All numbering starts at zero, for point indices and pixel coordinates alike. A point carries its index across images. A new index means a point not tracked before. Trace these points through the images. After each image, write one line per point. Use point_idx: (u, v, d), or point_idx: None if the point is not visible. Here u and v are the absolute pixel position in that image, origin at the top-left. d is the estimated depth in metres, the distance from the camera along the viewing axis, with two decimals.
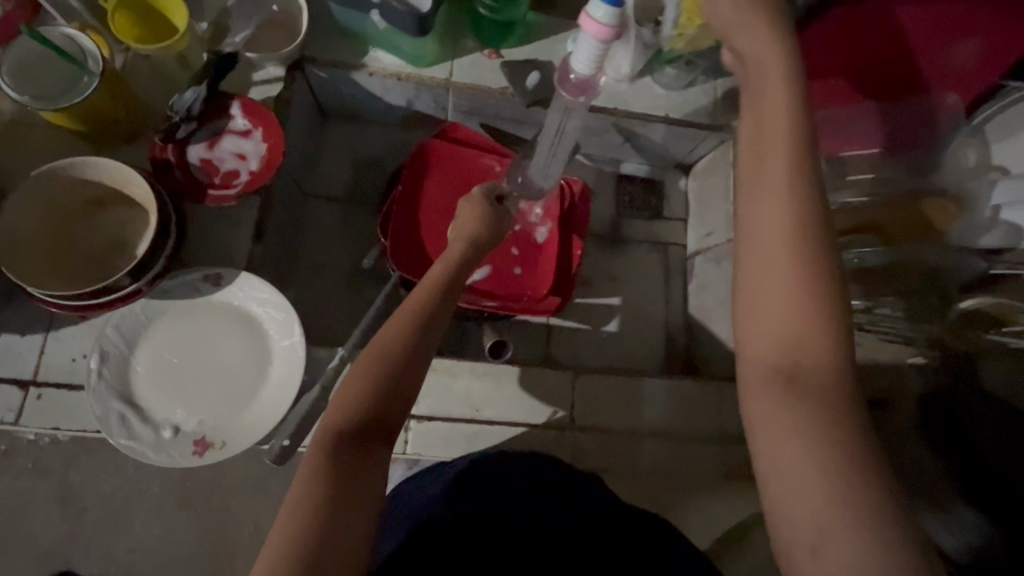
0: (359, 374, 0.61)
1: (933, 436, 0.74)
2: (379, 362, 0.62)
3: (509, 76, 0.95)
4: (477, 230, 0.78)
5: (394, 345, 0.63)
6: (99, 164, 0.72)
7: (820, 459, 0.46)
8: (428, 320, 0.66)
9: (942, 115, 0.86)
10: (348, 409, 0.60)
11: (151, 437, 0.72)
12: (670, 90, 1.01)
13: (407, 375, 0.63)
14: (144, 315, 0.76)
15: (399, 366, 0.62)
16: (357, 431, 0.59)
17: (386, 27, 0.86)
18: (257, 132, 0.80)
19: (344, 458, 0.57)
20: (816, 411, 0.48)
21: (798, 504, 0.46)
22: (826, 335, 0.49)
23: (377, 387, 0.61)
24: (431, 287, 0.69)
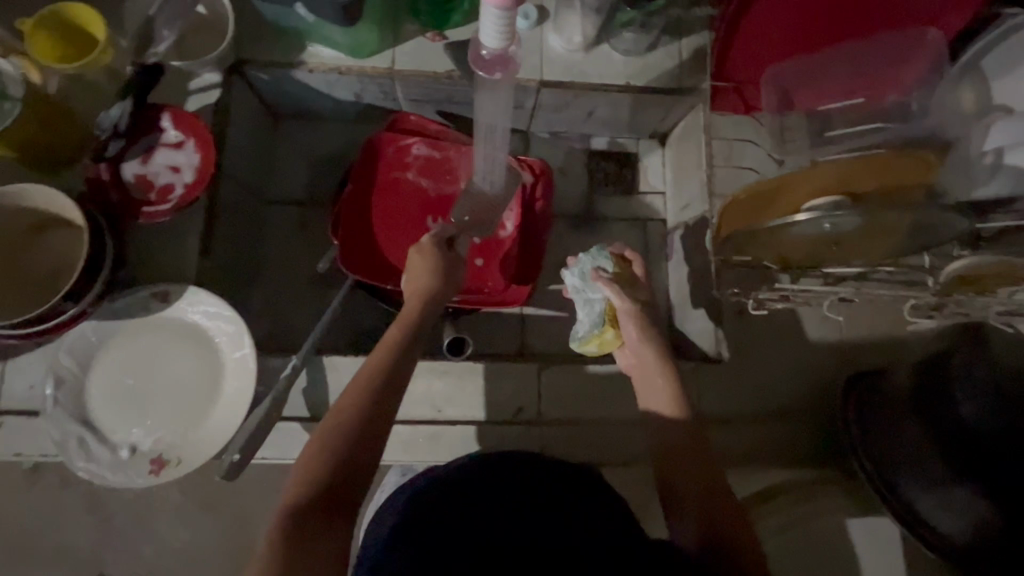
0: (317, 443, 0.60)
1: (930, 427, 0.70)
2: (337, 428, 0.61)
3: (454, 58, 0.89)
4: (429, 280, 0.75)
5: (354, 407, 0.62)
6: (32, 191, 0.71)
7: (690, 462, 0.69)
8: (389, 379, 0.65)
9: (926, 53, 0.78)
10: (308, 477, 0.58)
11: (110, 458, 0.73)
12: (630, 55, 0.93)
13: (365, 437, 0.61)
14: (96, 338, 0.76)
15: (359, 428, 0.61)
16: (319, 497, 0.57)
17: (315, 19, 0.81)
18: (190, 143, 0.78)
19: (306, 524, 0.55)
20: (683, 445, 0.70)
21: (686, 498, 0.67)
22: (671, 379, 0.76)
23: (336, 451, 0.60)
24: (392, 340, 0.68)
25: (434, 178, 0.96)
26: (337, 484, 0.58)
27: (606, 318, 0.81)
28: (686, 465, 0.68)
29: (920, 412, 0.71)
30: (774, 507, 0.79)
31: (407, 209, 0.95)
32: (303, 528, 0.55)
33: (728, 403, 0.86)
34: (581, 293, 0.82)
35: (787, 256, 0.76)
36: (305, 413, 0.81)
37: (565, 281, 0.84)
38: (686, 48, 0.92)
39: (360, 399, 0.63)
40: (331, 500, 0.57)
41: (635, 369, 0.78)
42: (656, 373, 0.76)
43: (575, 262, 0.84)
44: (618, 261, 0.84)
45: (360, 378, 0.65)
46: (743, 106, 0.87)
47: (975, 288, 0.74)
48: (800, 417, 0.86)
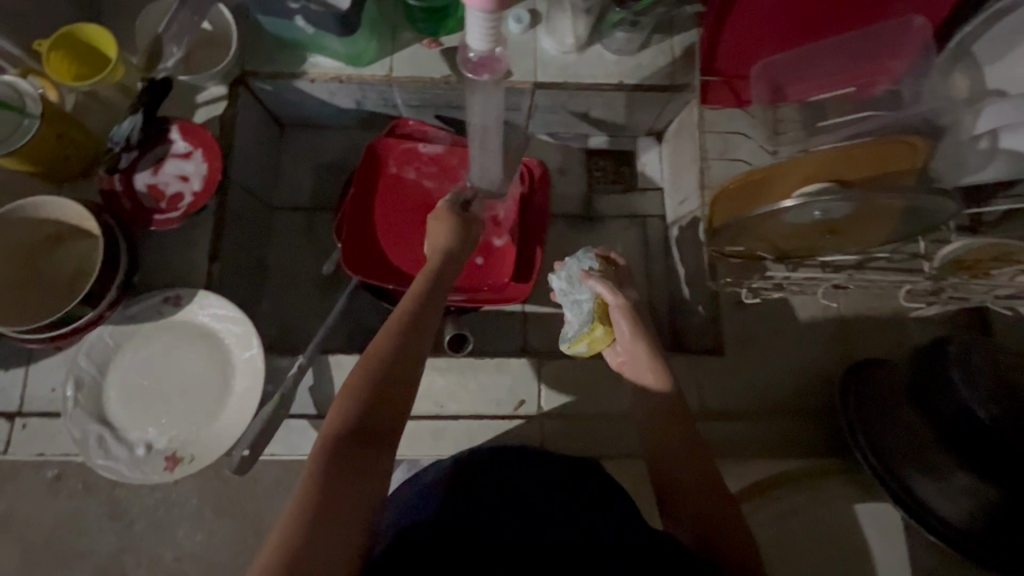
0: (361, 371, 0.62)
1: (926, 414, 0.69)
2: (379, 360, 0.63)
3: (450, 63, 0.92)
4: (450, 232, 0.77)
5: (393, 340, 0.64)
6: (52, 202, 0.75)
7: (686, 455, 0.69)
8: (421, 316, 0.67)
9: (912, 40, 0.78)
10: (349, 404, 0.60)
11: (127, 455, 0.76)
12: (622, 55, 0.95)
13: (400, 372, 0.62)
14: (112, 342, 0.79)
15: (400, 359, 0.63)
16: (360, 422, 0.59)
17: (315, 31, 0.84)
18: (197, 153, 0.82)
19: (347, 454, 0.57)
20: (679, 437, 0.71)
21: (684, 487, 0.68)
22: (656, 368, 0.76)
23: (378, 380, 0.61)
24: (421, 288, 0.70)
25: (432, 180, 0.99)
26: (380, 412, 0.60)
27: (594, 317, 0.80)
28: (683, 460, 0.69)
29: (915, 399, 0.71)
30: (769, 498, 0.78)
31: (407, 211, 0.97)
32: (346, 459, 0.56)
33: (726, 395, 0.87)
34: (569, 295, 0.84)
35: (780, 245, 0.77)
36: (312, 411, 0.83)
37: (553, 286, 0.86)
38: (673, 48, 0.95)
39: (399, 335, 0.64)
40: (373, 429, 0.59)
41: (626, 364, 0.79)
42: (647, 368, 0.77)
43: (562, 267, 0.87)
44: (602, 262, 0.85)
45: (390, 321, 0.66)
46: (735, 100, 0.91)
47: (973, 272, 0.75)
48: (797, 410, 0.86)
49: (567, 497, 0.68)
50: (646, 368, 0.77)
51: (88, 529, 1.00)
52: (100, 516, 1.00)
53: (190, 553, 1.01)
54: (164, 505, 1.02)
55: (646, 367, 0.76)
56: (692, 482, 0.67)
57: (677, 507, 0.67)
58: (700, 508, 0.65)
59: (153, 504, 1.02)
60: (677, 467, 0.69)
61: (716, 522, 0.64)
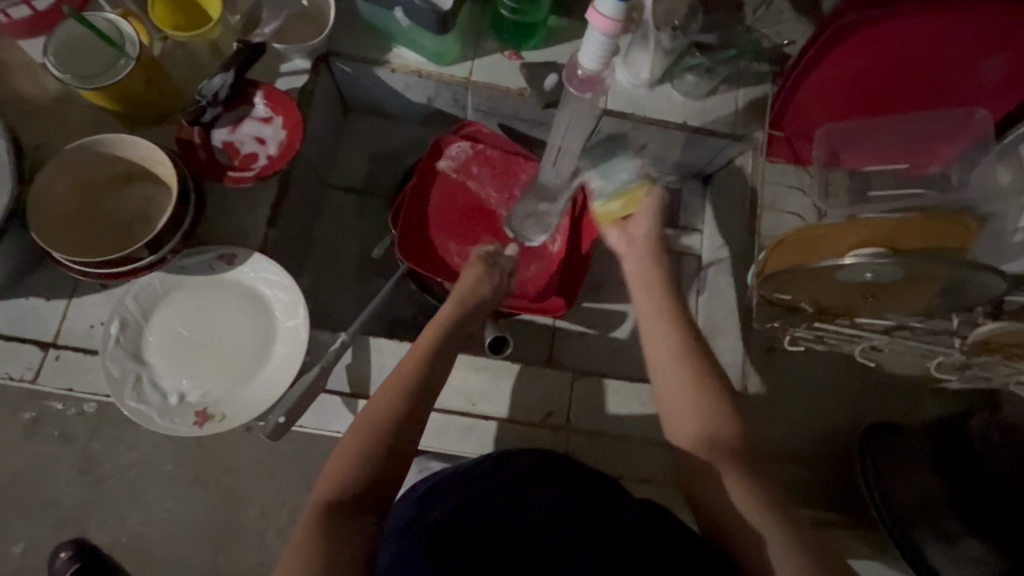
0: (362, 430, 0.64)
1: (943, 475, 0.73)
2: (371, 440, 0.63)
3: (528, 77, 0.94)
4: (479, 278, 0.83)
5: (389, 416, 0.65)
6: (127, 141, 0.76)
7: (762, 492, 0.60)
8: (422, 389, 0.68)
9: (969, 131, 0.83)
10: (339, 476, 0.62)
11: (159, 402, 0.76)
12: (690, 98, 0.98)
13: (406, 434, 0.65)
14: (161, 289, 0.79)
15: (394, 440, 0.64)
16: (351, 498, 0.60)
17: (410, 25, 0.87)
18: (277, 119, 0.83)
19: (339, 518, 0.58)
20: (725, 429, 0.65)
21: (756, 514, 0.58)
22: (702, 405, 0.66)
23: (370, 457, 0.62)
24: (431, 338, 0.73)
25: (491, 185, 1.01)
26: (373, 489, 0.62)
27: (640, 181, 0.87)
28: (709, 481, 0.62)
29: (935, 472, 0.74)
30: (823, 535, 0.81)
31: (460, 208, 1.00)
32: (337, 530, 0.57)
33: (748, 438, 0.88)
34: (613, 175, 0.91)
35: (822, 299, 0.81)
36: (345, 389, 0.83)
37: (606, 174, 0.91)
38: (744, 98, 0.97)
39: (397, 413, 0.66)
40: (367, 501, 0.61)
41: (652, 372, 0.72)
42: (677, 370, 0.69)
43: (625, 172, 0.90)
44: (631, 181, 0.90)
45: (399, 378, 0.69)
46: (792, 158, 0.95)
47: (998, 355, 0.76)
48: (815, 460, 0.89)
49: (604, 506, 0.67)
50: (680, 368, 0.69)
51: (70, 476, 0.99)
52: (76, 465, 0.99)
53: (167, 515, 1.01)
54: (151, 464, 1.01)
55: (675, 369, 0.69)
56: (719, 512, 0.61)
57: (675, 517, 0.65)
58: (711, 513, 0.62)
59: (128, 463, 1.01)
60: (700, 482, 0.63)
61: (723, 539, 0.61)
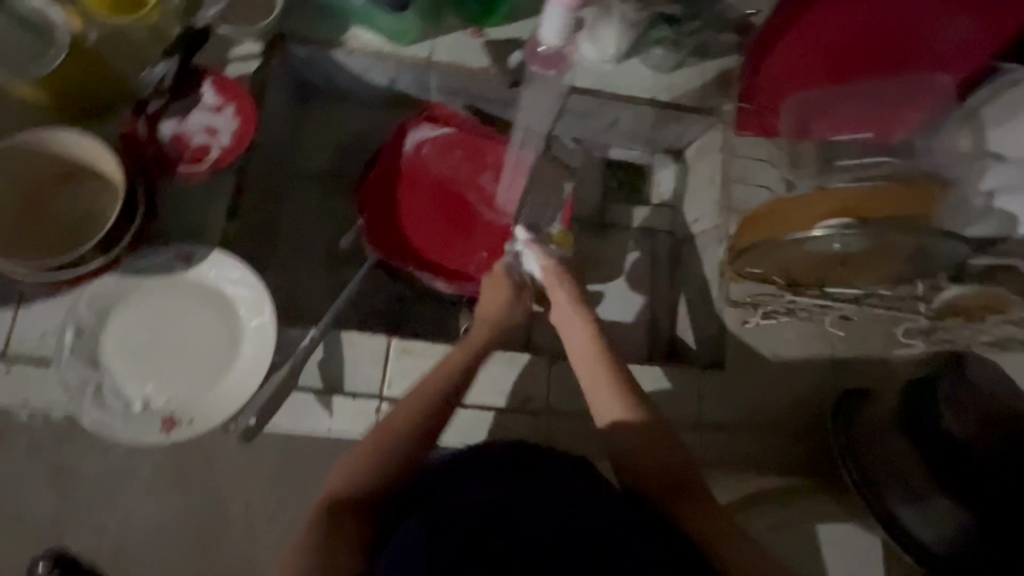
0: (374, 442, 0.67)
1: (922, 443, 0.74)
2: (380, 454, 0.66)
3: (492, 55, 0.91)
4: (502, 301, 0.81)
5: (402, 433, 0.68)
6: (66, 138, 0.71)
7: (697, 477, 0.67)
8: (439, 411, 0.70)
9: (937, 96, 0.84)
10: (345, 482, 0.65)
11: (122, 410, 0.73)
12: (657, 72, 0.96)
13: (415, 452, 0.68)
14: (116, 292, 0.75)
15: (404, 457, 0.67)
16: (355, 503, 0.64)
17: (365, 2, 0.83)
18: (228, 108, 0.79)
19: (334, 525, 0.61)
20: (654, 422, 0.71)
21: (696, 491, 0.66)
22: (617, 392, 0.73)
23: (376, 470, 0.66)
24: (457, 359, 0.74)
25: (458, 170, 0.99)
26: (375, 500, 0.65)
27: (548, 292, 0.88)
28: (666, 475, 0.67)
29: (907, 436, 0.75)
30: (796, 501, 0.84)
31: (428, 193, 0.97)
32: (335, 535, 0.61)
33: (725, 410, 0.89)
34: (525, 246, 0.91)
35: (791, 271, 0.81)
36: (319, 386, 0.81)
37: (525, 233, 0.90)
38: (714, 70, 0.95)
39: (407, 433, 0.68)
40: (366, 510, 0.64)
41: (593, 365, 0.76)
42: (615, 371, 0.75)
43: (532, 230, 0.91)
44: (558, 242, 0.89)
45: (415, 397, 0.70)
46: (761, 130, 0.91)
47: (961, 317, 0.82)
48: (790, 428, 0.89)
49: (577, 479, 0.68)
50: (595, 363, 0.76)
51: None
52: None
53: None
54: None
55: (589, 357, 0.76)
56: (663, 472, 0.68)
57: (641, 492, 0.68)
58: (646, 479, 0.69)
59: None
60: (640, 459, 0.70)
61: (676, 496, 0.66)
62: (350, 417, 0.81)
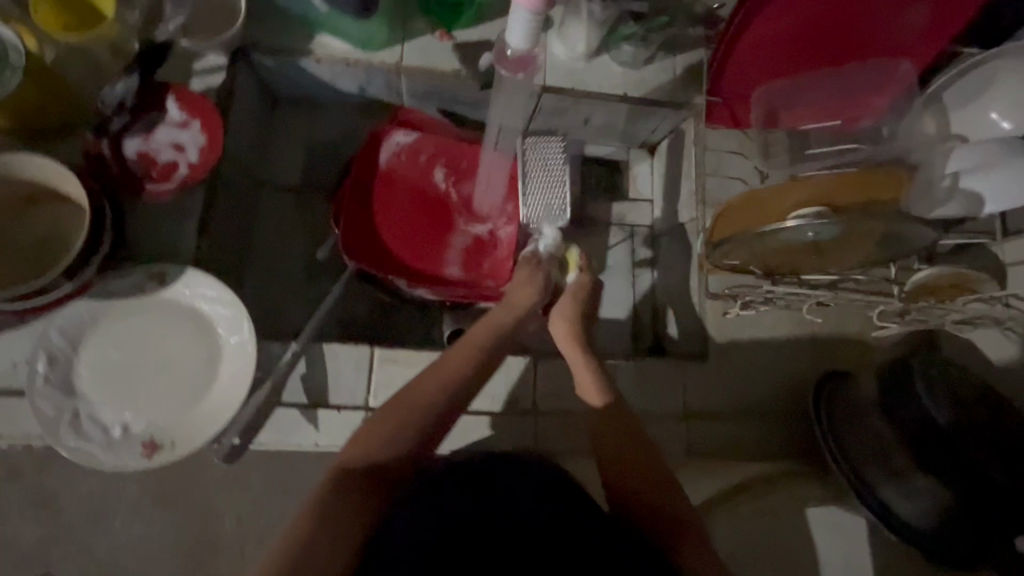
0: (400, 407, 0.69)
1: (901, 428, 0.74)
2: (404, 419, 0.68)
3: (462, 57, 0.90)
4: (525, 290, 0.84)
5: (429, 401, 0.70)
6: (25, 160, 0.69)
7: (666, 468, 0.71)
8: (466, 384, 0.73)
9: (899, 83, 0.85)
10: (364, 447, 0.66)
11: (101, 438, 0.71)
12: (628, 68, 0.96)
13: (436, 420, 0.70)
14: (88, 318, 0.74)
15: (427, 424, 0.69)
16: (372, 467, 0.65)
17: (330, 10, 0.82)
18: (194, 122, 0.77)
19: (346, 490, 0.62)
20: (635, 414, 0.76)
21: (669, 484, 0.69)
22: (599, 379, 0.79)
23: (397, 437, 0.67)
24: (483, 333, 0.78)
25: (435, 174, 0.98)
26: (392, 465, 0.66)
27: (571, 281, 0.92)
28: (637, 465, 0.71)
29: (885, 419, 0.76)
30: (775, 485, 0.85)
31: (405, 198, 0.97)
32: (347, 496, 0.62)
33: (708, 399, 0.91)
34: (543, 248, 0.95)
35: (771, 262, 0.83)
36: (304, 400, 0.80)
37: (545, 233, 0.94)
38: (683, 64, 0.96)
39: (433, 402, 0.70)
40: (381, 476, 0.65)
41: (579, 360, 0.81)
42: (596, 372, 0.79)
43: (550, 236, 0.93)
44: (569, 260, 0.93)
45: (444, 365, 0.73)
46: (733, 122, 0.93)
47: (935, 297, 0.84)
48: (774, 413, 0.91)
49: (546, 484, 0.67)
50: (579, 353, 0.81)
51: None
52: None
53: None
54: None
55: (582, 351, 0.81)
56: (649, 495, 0.69)
57: (628, 513, 0.69)
58: (633, 493, 0.70)
59: None
60: (618, 459, 0.72)
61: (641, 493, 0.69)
62: (336, 430, 0.80)
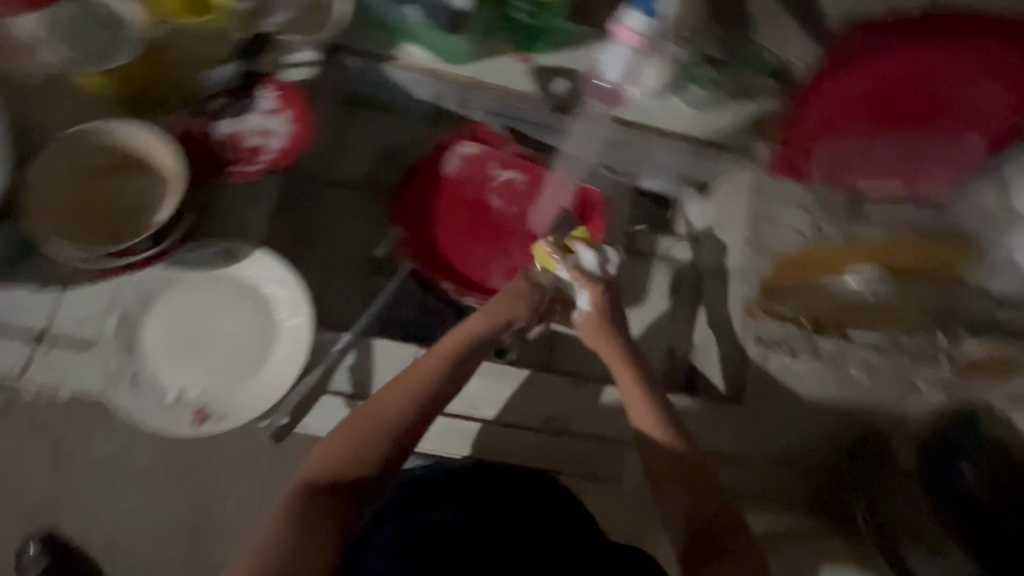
0: (360, 423, 0.73)
1: (946, 495, 0.80)
2: (365, 437, 0.72)
3: (538, 81, 0.93)
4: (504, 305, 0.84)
5: (389, 417, 0.73)
6: (127, 129, 0.73)
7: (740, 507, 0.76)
8: (427, 403, 0.75)
9: (969, 155, 0.85)
10: (323, 463, 0.71)
11: (157, 400, 0.74)
12: (697, 109, 0.97)
13: (396, 439, 0.74)
14: (162, 282, 0.77)
15: (387, 440, 0.73)
16: (332, 483, 0.70)
17: (422, 22, 0.86)
18: (284, 113, 0.81)
19: (312, 506, 0.68)
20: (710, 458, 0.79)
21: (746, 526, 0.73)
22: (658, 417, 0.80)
23: (359, 453, 0.72)
24: (447, 351, 0.78)
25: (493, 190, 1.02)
26: (352, 481, 0.71)
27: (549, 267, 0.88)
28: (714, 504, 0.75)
29: (928, 488, 0.82)
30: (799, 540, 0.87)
31: (466, 209, 1.01)
32: (312, 509, 0.68)
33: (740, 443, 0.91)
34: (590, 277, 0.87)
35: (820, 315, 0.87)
36: (348, 390, 0.82)
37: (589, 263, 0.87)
38: (752, 111, 0.97)
39: (392, 421, 0.73)
40: (342, 490, 0.70)
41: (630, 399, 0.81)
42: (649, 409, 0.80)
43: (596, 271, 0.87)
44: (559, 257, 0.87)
45: (405, 383, 0.76)
46: (793, 173, 0.93)
47: (988, 374, 0.82)
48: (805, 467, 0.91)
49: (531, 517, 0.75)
50: (642, 398, 0.81)
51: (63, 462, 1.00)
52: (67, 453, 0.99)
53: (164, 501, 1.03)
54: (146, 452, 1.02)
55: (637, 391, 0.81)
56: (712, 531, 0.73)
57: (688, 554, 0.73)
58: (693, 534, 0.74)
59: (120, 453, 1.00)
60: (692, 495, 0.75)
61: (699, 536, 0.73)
62: None
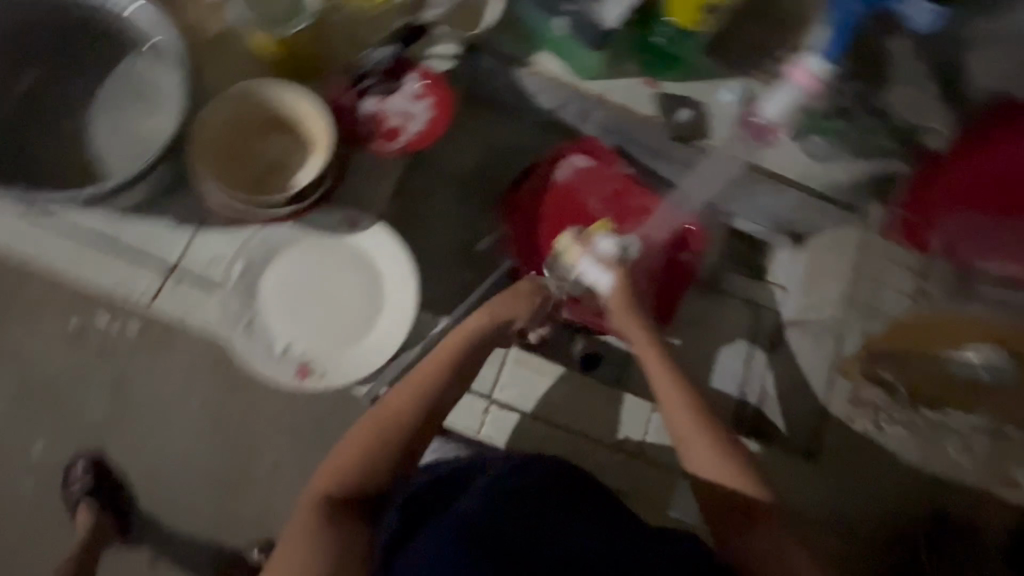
0: (373, 427, 0.68)
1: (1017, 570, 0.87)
2: (382, 440, 0.68)
3: (662, 107, 0.90)
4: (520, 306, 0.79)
5: (403, 420, 0.69)
6: (284, 93, 0.78)
7: None
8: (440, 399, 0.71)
9: None
10: (339, 477, 0.66)
11: (266, 347, 0.79)
12: None
13: (415, 439, 0.69)
14: (285, 239, 0.81)
15: (404, 444, 0.68)
16: (350, 495, 0.64)
17: (565, 36, 0.85)
18: (425, 99, 0.84)
19: (336, 517, 0.62)
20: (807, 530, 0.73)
21: None
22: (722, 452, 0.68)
23: (377, 459, 0.67)
24: (456, 343, 0.74)
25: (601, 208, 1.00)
26: (373, 491, 0.66)
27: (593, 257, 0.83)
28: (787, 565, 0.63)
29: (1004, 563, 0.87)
30: None
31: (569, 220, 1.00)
32: (338, 524, 0.61)
33: (809, 499, 0.90)
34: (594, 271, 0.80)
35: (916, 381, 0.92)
36: None
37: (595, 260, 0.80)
38: None
39: (406, 421, 0.69)
40: (361, 504, 0.65)
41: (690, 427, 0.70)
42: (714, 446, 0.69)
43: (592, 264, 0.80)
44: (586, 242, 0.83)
45: (415, 382, 0.71)
46: (908, 237, 0.90)
47: None
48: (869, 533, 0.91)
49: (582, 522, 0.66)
50: (700, 435, 0.69)
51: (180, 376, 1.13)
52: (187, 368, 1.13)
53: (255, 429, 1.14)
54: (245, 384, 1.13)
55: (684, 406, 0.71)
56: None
57: None
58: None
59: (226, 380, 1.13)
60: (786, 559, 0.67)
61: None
62: None
